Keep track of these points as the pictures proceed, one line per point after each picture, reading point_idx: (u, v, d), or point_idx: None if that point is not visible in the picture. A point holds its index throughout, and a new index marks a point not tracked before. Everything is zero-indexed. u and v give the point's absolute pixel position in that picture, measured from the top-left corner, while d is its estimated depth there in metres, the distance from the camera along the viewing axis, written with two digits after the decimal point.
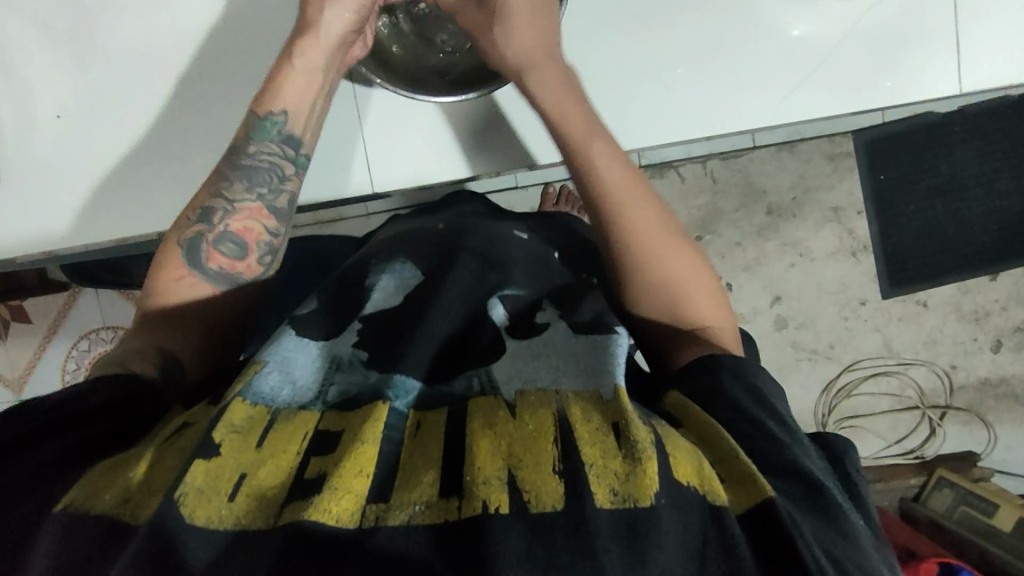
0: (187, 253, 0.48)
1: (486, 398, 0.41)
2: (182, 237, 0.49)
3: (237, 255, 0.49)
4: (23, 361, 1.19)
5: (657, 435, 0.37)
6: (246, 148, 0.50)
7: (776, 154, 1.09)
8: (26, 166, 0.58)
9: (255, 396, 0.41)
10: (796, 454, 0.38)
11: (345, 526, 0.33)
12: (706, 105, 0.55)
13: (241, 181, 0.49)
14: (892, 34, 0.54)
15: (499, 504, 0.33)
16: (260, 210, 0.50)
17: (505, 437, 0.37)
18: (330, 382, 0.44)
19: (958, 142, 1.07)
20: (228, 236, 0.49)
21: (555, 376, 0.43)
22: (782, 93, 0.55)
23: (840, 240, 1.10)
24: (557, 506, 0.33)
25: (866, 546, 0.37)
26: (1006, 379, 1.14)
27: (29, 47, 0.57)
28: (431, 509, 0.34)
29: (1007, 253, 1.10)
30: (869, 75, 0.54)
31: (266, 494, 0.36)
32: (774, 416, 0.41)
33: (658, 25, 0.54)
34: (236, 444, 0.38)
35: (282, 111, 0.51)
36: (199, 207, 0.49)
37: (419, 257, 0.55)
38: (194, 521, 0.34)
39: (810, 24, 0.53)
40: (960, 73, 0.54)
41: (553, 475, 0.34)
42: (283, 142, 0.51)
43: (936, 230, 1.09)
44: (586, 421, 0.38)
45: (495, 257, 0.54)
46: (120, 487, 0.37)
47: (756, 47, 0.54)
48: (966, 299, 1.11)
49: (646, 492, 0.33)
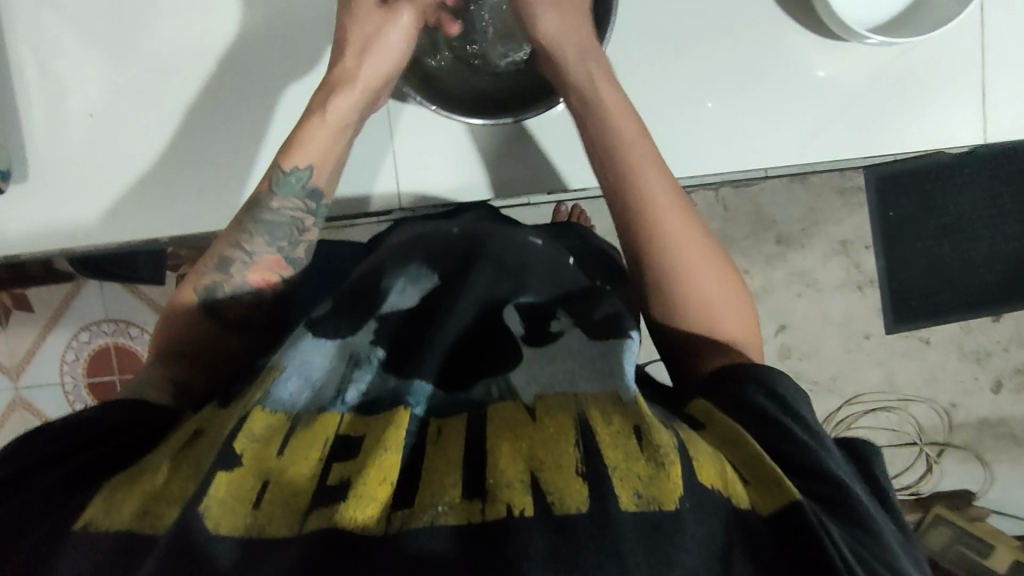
0: (206, 304, 0.52)
1: (504, 406, 0.42)
2: (200, 288, 0.52)
3: (253, 303, 0.53)
4: (23, 349, 1.18)
5: (679, 441, 0.37)
6: (269, 202, 0.52)
7: (788, 186, 1.09)
8: (48, 162, 0.59)
9: (274, 403, 0.42)
10: (822, 457, 0.39)
11: (374, 531, 0.34)
12: (735, 139, 0.56)
13: (263, 237, 0.52)
14: (920, 80, 0.54)
15: (523, 507, 0.34)
16: (278, 262, 0.53)
17: (525, 441, 0.38)
18: (347, 382, 0.45)
19: (968, 183, 1.07)
20: (245, 287, 0.52)
21: (572, 380, 0.43)
22: (808, 132, 0.55)
23: (847, 273, 1.11)
24: (581, 508, 0.34)
25: (896, 548, 0.37)
26: (1005, 420, 1.15)
27: (66, 45, 0.57)
28: (455, 511, 0.35)
29: (1011, 295, 1.11)
30: (894, 119, 0.55)
31: (292, 497, 0.37)
32: (798, 420, 0.41)
33: (689, 59, 0.55)
34: (258, 453, 0.39)
35: (309, 165, 0.52)
36: (219, 257, 0.52)
37: (436, 259, 0.54)
38: (218, 531, 0.35)
39: (836, 67, 0.54)
40: (984, 122, 0.55)
41: (576, 477, 0.35)
42: (305, 197, 0.53)
43: (943, 269, 1.10)
44: (607, 424, 0.38)
45: (511, 265, 0.53)
46: (139, 498, 0.37)
47: (787, 86, 0.55)
48: (968, 339, 1.12)
49: (670, 494, 0.34)
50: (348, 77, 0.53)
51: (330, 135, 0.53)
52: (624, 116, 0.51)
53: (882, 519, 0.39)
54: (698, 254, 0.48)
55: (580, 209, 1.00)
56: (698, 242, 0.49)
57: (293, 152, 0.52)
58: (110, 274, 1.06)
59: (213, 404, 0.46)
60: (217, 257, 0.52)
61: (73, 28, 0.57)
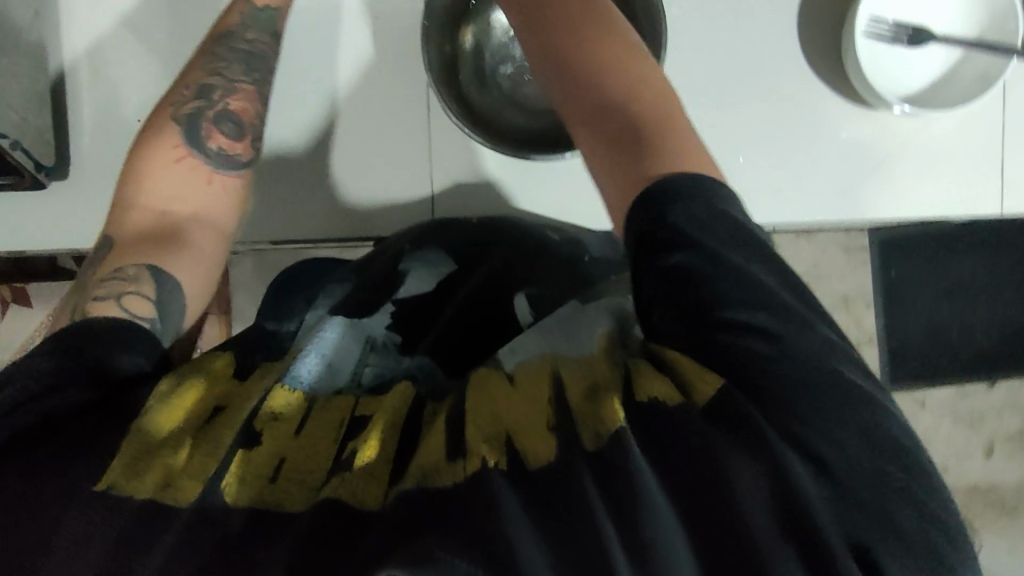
0: (188, 133, 0.53)
1: (486, 373, 0.44)
2: (179, 115, 0.53)
3: (234, 135, 0.54)
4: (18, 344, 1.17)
5: (623, 374, 0.39)
6: (242, 32, 0.56)
7: (794, 240, 1.12)
8: (88, 161, 0.60)
9: (294, 381, 0.44)
10: (745, 341, 0.36)
11: (372, 505, 0.36)
12: (765, 193, 0.57)
13: (237, 69, 0.55)
14: (941, 150, 0.57)
15: (497, 460, 0.36)
16: (251, 93, 0.56)
17: (501, 407, 0.40)
18: (365, 364, 0.50)
19: (967, 252, 1.10)
20: (226, 117, 0.55)
21: (549, 345, 0.45)
22: (832, 191, 0.57)
23: (847, 330, 1.12)
24: (549, 457, 0.36)
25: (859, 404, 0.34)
26: (995, 486, 1.16)
27: (121, 51, 0.59)
28: (442, 474, 0.36)
29: (1006, 363, 1.13)
30: (915, 185, 0.57)
31: (304, 476, 0.38)
32: (717, 273, 0.37)
33: (723, 113, 0.57)
34: (277, 431, 0.40)
35: (276, 7, 0.57)
36: (196, 84, 0.54)
37: (451, 247, 0.62)
38: (236, 502, 0.37)
39: (860, 130, 0.57)
40: (1002, 195, 0.58)
41: (545, 430, 0.37)
42: (266, 29, 0.57)
43: (941, 333, 1.11)
44: (576, 378, 0.40)
45: (525, 255, 0.61)
46: (160, 469, 0.38)
47: (815, 147, 0.57)
48: (963, 403, 1.14)
49: (615, 416, 0.36)
50: None
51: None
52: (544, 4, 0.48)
53: (837, 348, 0.36)
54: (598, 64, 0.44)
55: None
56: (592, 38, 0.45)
57: None
58: None
59: (226, 363, 0.46)
60: (183, 115, 0.53)
61: (132, 36, 0.59)
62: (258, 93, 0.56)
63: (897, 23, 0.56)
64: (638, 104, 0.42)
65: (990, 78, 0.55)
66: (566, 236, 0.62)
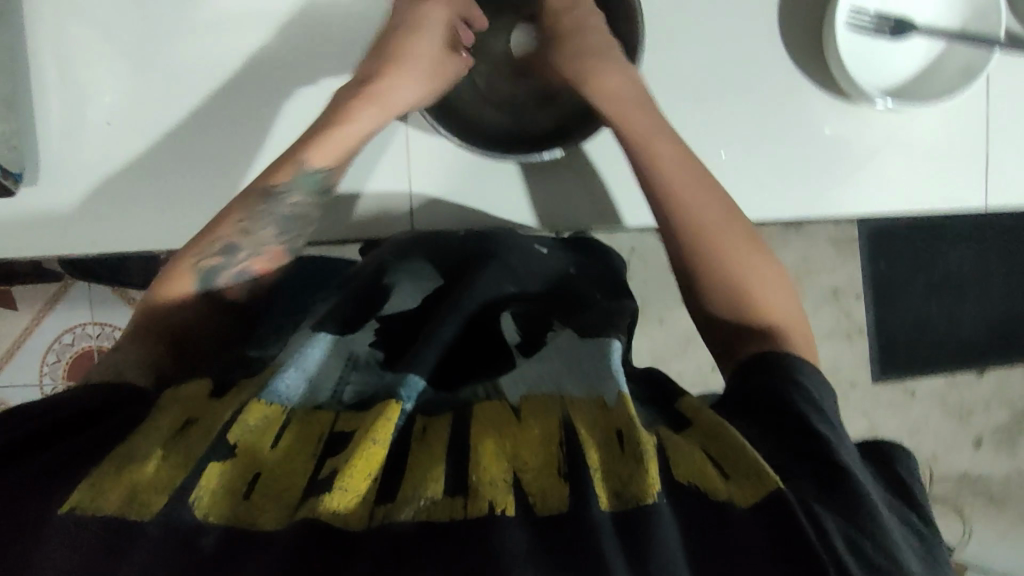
0: (199, 281, 0.51)
1: (491, 403, 0.43)
2: (195, 266, 0.51)
3: (251, 287, 0.53)
4: (8, 347, 1.15)
5: (658, 443, 0.38)
6: (288, 196, 0.53)
7: (783, 232, 1.11)
8: (62, 167, 0.59)
9: (270, 395, 0.42)
10: (830, 443, 0.39)
11: (356, 527, 0.35)
12: (749, 190, 0.57)
13: (269, 225, 0.53)
14: (925, 145, 0.56)
15: (505, 507, 0.35)
16: (280, 254, 0.55)
17: (509, 439, 0.39)
18: (346, 380, 0.46)
19: (958, 241, 1.08)
20: (245, 271, 0.53)
21: (562, 384, 0.43)
22: (815, 187, 0.57)
23: (836, 322, 1.13)
24: (562, 508, 0.35)
25: (887, 534, 0.37)
26: (984, 476, 1.16)
27: (89, 54, 0.58)
28: (438, 505, 0.35)
29: (996, 353, 1.13)
30: (900, 180, 0.57)
31: (283, 493, 0.38)
32: (811, 405, 0.41)
33: (705, 108, 0.56)
34: (252, 445, 0.40)
35: (326, 169, 0.54)
36: (224, 241, 0.52)
37: (439, 258, 0.58)
38: (207, 519, 0.36)
39: (841, 125, 0.56)
40: (987, 192, 0.57)
41: (558, 478, 0.36)
42: (309, 195, 0.54)
43: (929, 325, 1.10)
44: (589, 426, 0.39)
45: (515, 272, 0.55)
46: (125, 485, 0.37)
47: (798, 143, 0.56)
48: (952, 394, 1.14)
49: (649, 490, 0.36)
50: (379, 95, 0.56)
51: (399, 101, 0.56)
52: (627, 93, 0.53)
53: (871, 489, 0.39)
54: (691, 188, 0.51)
55: None
56: (694, 181, 0.51)
57: (314, 151, 0.53)
58: (105, 280, 1.04)
59: (202, 385, 0.45)
60: (199, 267, 0.51)
61: (101, 38, 0.58)
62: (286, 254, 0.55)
63: (880, 14, 0.55)
64: (749, 297, 0.48)
65: (973, 71, 0.54)
66: (554, 250, 0.61)
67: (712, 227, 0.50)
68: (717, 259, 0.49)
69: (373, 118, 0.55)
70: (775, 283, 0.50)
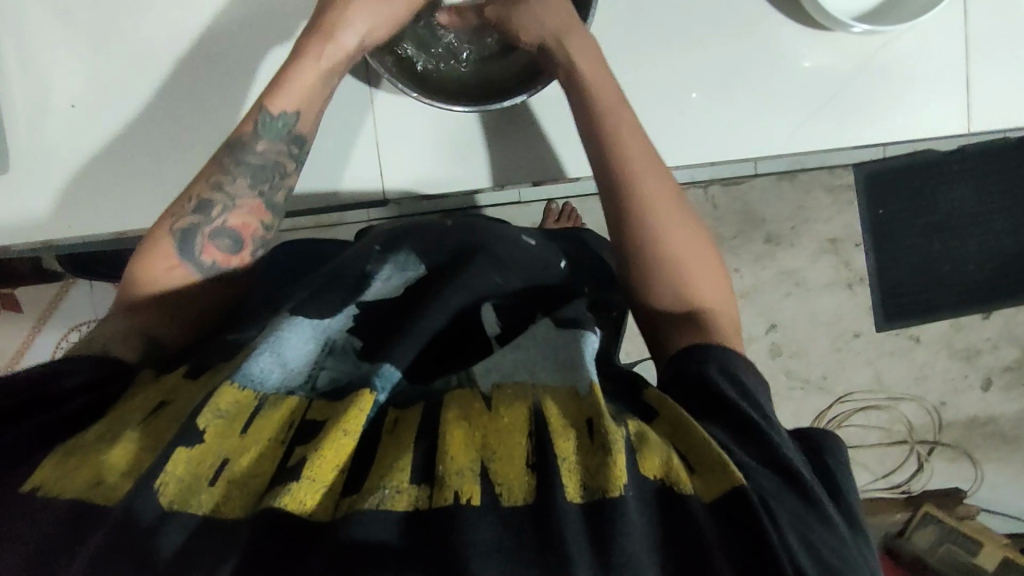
0: (181, 245, 0.48)
1: (462, 392, 0.41)
2: (174, 228, 0.48)
3: (231, 249, 0.50)
4: (11, 350, 1.11)
5: (628, 435, 0.36)
6: (254, 143, 0.50)
7: (777, 183, 1.09)
8: (28, 152, 0.58)
9: (244, 377, 0.40)
10: (776, 440, 0.38)
11: (319, 518, 0.34)
12: (727, 129, 0.56)
13: (242, 177, 0.50)
14: (902, 70, 0.55)
15: (471, 495, 0.33)
16: (258, 206, 0.50)
17: (479, 429, 0.37)
18: (321, 366, 0.43)
19: (956, 179, 1.07)
20: (223, 231, 0.49)
21: (533, 371, 0.42)
22: (793, 122, 0.55)
23: (836, 272, 1.10)
24: (528, 498, 0.34)
25: (838, 531, 0.36)
26: (994, 418, 1.15)
27: (46, 36, 0.57)
28: (403, 496, 0.34)
29: (999, 292, 1.12)
30: (879, 110, 0.55)
31: (248, 483, 0.36)
32: (754, 405, 0.40)
33: (675, 49, 0.55)
34: (220, 430, 0.37)
35: (295, 110, 0.51)
36: (196, 198, 0.49)
37: (428, 249, 0.52)
38: (170, 509, 0.34)
39: (820, 57, 0.54)
40: (970, 114, 0.56)
41: (524, 468, 0.35)
42: (290, 142, 0.51)
43: (932, 267, 1.09)
44: (560, 414, 0.38)
45: (501, 258, 0.52)
46: (92, 469, 0.36)
47: (774, 79, 0.55)
48: (957, 337, 1.12)
49: (616, 482, 0.34)
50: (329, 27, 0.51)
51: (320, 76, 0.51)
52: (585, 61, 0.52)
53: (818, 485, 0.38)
54: (642, 164, 0.50)
55: (570, 207, 0.98)
56: (644, 154, 0.50)
57: (277, 94, 0.50)
58: (98, 275, 1.03)
59: (180, 370, 0.45)
60: (179, 229, 0.48)
61: (58, 19, 0.57)
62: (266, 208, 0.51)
63: None
64: (677, 273, 0.48)
65: None
66: (544, 244, 0.57)
67: (652, 210, 0.48)
68: (668, 236, 0.48)
69: (312, 58, 0.51)
70: (713, 274, 0.49)
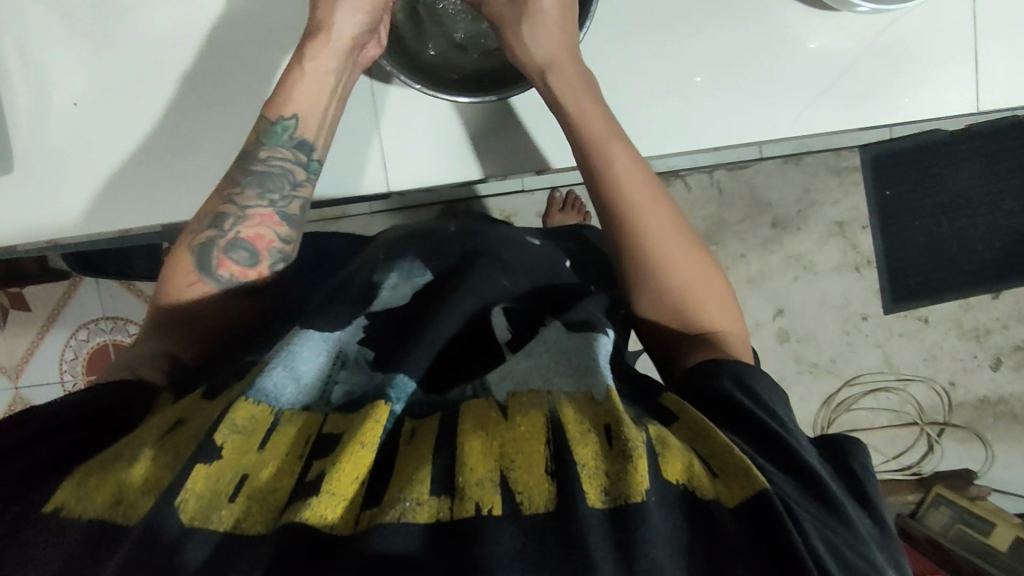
0: (199, 260, 0.48)
1: (478, 401, 0.40)
2: (193, 244, 0.49)
3: (249, 262, 0.49)
4: (22, 350, 1.12)
5: (648, 438, 0.36)
6: (258, 153, 0.51)
7: (782, 166, 1.08)
8: (33, 153, 0.58)
9: (258, 393, 0.40)
10: (795, 446, 0.38)
11: (341, 531, 0.34)
12: (731, 115, 0.55)
13: (253, 188, 0.50)
14: (908, 49, 0.54)
15: (492, 506, 0.33)
16: (271, 216, 0.50)
17: (496, 437, 0.36)
18: (334, 379, 0.43)
19: (964, 159, 1.07)
20: (240, 243, 0.49)
21: (546, 376, 0.41)
22: (799, 106, 0.55)
23: (844, 254, 1.09)
24: (550, 506, 0.33)
25: (863, 535, 0.35)
26: (1005, 398, 1.14)
27: (48, 35, 0.57)
28: (423, 507, 0.34)
29: (1008, 271, 1.11)
30: (885, 91, 0.55)
31: (267, 497, 0.36)
32: (771, 413, 0.39)
33: (677, 33, 0.54)
34: (237, 446, 0.37)
35: (293, 114, 0.51)
36: (212, 212, 0.49)
37: (431, 254, 0.53)
38: (192, 525, 0.34)
39: (825, 39, 0.54)
40: (977, 91, 0.55)
41: (545, 476, 0.34)
42: (294, 148, 0.51)
43: (939, 247, 1.08)
44: (580, 421, 0.37)
45: (508, 261, 0.53)
46: (113, 486, 0.37)
47: (778, 61, 0.54)
48: (967, 317, 1.12)
49: (638, 487, 0.33)
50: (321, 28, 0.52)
51: (318, 79, 0.52)
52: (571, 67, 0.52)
53: (840, 491, 0.37)
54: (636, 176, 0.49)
55: (574, 194, 0.98)
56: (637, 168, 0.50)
57: (279, 102, 0.51)
58: (105, 273, 1.03)
59: (198, 390, 0.44)
60: (197, 244, 0.48)
61: (56, 17, 0.57)
62: (277, 214, 0.50)
63: None
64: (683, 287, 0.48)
65: None
66: (547, 242, 0.59)
67: (653, 224, 0.48)
68: (649, 233, 0.48)
69: (315, 65, 0.52)
70: (721, 292, 0.49)
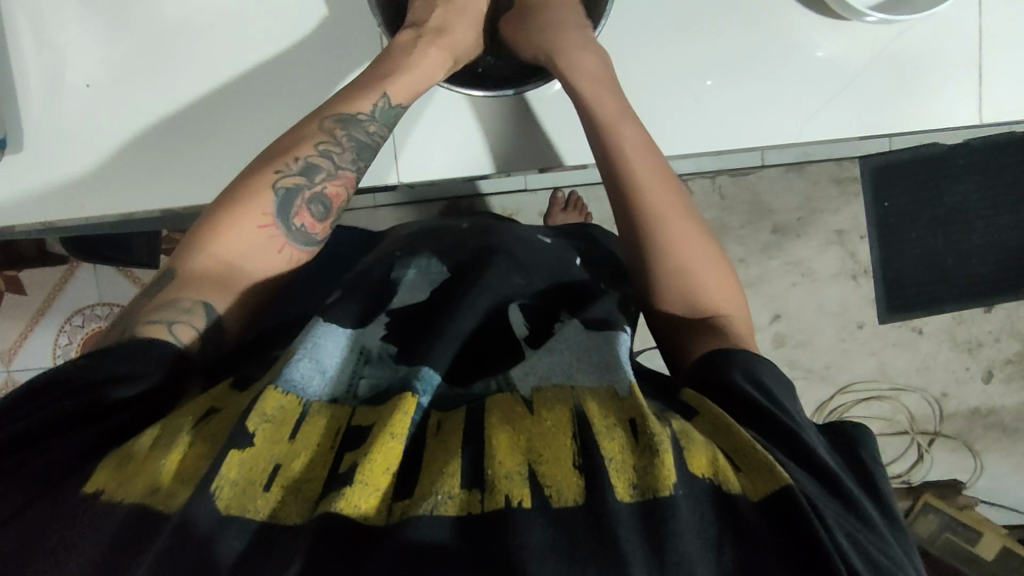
0: (281, 203, 0.49)
1: (503, 396, 0.41)
2: (277, 185, 0.49)
3: (321, 217, 0.51)
4: (16, 333, 1.12)
5: (672, 432, 0.36)
6: (367, 123, 0.53)
7: (785, 174, 1.09)
8: (40, 132, 0.58)
9: (287, 385, 0.40)
10: (812, 444, 0.38)
11: (376, 522, 0.34)
12: (740, 118, 0.56)
13: (349, 151, 0.52)
14: (914, 59, 0.55)
15: (522, 498, 0.34)
16: (351, 181, 0.53)
17: (522, 432, 0.37)
18: (360, 374, 0.44)
19: (960, 174, 1.08)
20: (320, 198, 0.51)
21: (569, 373, 0.42)
22: (807, 112, 0.56)
23: (842, 262, 1.11)
24: (579, 500, 0.34)
25: (880, 531, 0.36)
26: (995, 410, 1.15)
27: (65, 15, 0.57)
28: (454, 501, 0.34)
29: (1002, 285, 1.12)
30: (890, 100, 0.56)
31: (301, 486, 0.36)
32: (786, 411, 0.40)
33: (691, 35, 0.55)
34: (269, 434, 0.37)
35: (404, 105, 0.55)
36: (304, 159, 0.50)
37: (446, 253, 0.54)
38: (229, 513, 0.34)
39: (834, 47, 0.55)
40: (980, 103, 0.56)
41: (573, 470, 0.35)
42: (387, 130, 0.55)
43: (935, 259, 1.10)
44: (604, 417, 0.38)
45: (524, 262, 0.54)
46: (149, 475, 0.35)
47: (787, 66, 0.55)
48: (960, 329, 1.13)
49: (665, 481, 0.34)
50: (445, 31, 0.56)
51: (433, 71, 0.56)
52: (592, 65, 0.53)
53: (856, 487, 0.38)
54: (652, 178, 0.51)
55: (576, 195, 0.98)
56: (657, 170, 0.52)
57: (399, 83, 0.54)
58: (104, 258, 1.03)
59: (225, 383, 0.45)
60: (281, 186, 0.49)
61: None
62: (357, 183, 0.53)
63: None
64: (699, 285, 0.49)
65: None
66: (557, 240, 0.60)
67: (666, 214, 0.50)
68: (667, 232, 0.50)
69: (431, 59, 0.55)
70: (732, 290, 0.50)
